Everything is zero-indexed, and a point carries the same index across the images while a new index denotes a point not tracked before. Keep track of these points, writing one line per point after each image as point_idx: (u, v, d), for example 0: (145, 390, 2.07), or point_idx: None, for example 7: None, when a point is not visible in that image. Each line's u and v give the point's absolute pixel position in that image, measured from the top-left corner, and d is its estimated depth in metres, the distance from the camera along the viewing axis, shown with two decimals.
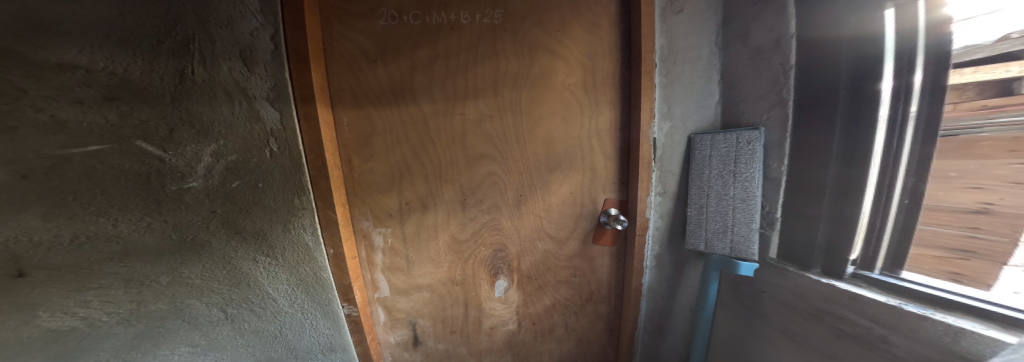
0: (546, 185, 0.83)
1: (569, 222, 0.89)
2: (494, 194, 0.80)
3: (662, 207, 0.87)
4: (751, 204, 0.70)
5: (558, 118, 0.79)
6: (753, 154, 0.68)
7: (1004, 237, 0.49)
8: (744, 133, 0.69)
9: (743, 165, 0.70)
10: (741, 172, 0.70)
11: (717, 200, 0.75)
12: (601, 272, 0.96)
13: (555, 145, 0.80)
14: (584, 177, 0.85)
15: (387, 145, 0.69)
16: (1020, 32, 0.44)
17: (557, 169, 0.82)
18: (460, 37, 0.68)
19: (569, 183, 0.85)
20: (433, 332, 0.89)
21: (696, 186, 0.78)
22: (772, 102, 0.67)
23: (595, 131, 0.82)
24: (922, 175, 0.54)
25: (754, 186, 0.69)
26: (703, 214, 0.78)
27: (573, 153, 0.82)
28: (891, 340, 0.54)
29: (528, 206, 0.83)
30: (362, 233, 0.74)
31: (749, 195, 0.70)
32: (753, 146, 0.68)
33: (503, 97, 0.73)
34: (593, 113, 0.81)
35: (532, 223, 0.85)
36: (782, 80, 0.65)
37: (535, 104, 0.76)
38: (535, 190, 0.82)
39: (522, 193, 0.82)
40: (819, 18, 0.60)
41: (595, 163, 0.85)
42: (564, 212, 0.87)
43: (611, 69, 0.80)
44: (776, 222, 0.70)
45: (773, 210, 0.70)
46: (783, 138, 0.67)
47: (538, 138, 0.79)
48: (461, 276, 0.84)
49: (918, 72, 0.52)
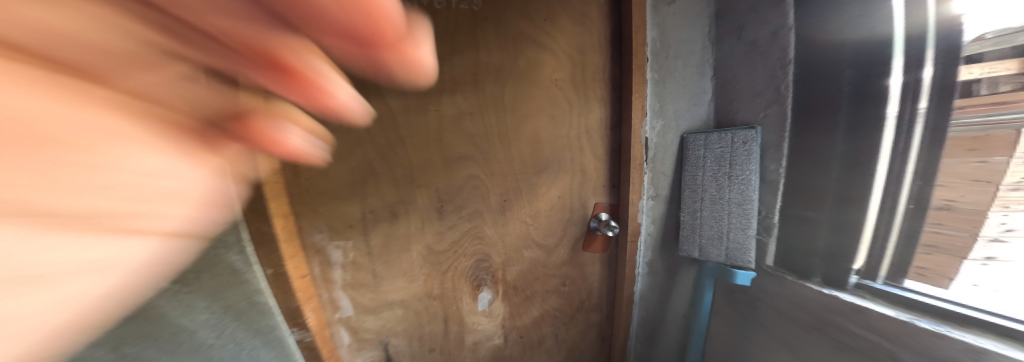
0: (532, 190, 0.77)
1: (558, 228, 0.83)
2: (477, 200, 0.73)
3: (654, 211, 0.82)
4: (748, 208, 0.65)
5: (541, 116, 0.73)
6: (750, 155, 0.63)
7: (964, 231, 0.45)
8: (738, 131, 0.64)
9: (738, 166, 0.64)
10: (735, 175, 0.65)
11: (711, 205, 0.69)
12: (593, 280, 0.91)
13: (543, 145, 0.75)
14: (572, 181, 0.79)
15: (344, 146, 0.62)
16: (995, 31, 0.40)
17: (541, 172, 0.76)
18: (436, 25, 0.61)
19: (555, 187, 0.79)
20: (409, 352, 0.80)
21: (688, 188, 0.73)
22: (772, 97, 0.61)
23: (585, 131, 0.77)
24: (931, 177, 0.47)
25: (751, 189, 0.64)
26: (696, 219, 0.73)
27: (561, 154, 0.77)
28: (901, 358, 0.49)
29: (513, 213, 0.77)
30: (316, 247, 0.65)
31: (745, 199, 0.65)
32: (748, 146, 0.63)
33: (484, 92, 0.67)
34: (580, 111, 0.76)
35: (519, 230, 0.79)
36: (780, 76, 0.60)
37: (521, 102, 0.70)
38: (519, 195, 0.76)
39: (506, 197, 0.75)
40: (821, 8, 0.54)
41: (585, 165, 0.80)
42: (552, 217, 0.81)
43: (600, 64, 0.75)
44: (773, 228, 0.64)
45: (771, 215, 0.64)
46: (782, 137, 0.60)
47: (524, 137, 0.73)
48: (439, 290, 0.77)
49: (926, 69, 0.45)
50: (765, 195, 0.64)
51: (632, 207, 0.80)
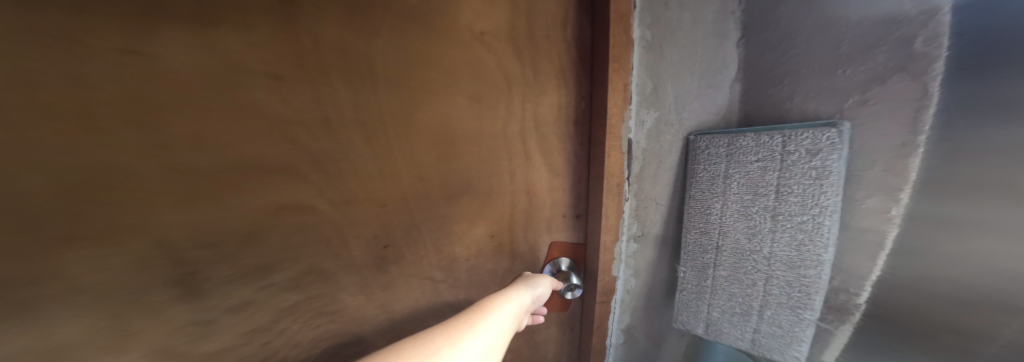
0: (438, 227, 0.41)
1: (491, 285, 0.50)
2: (315, 260, 0.32)
3: (639, 257, 0.51)
4: (813, 279, 0.35)
5: (443, 91, 0.37)
6: (826, 183, 0.32)
7: None
8: (797, 130, 0.33)
9: (797, 200, 0.34)
10: (791, 217, 0.35)
11: (735, 260, 0.41)
12: (548, 350, 0.60)
13: (459, 149, 0.40)
14: (511, 209, 0.47)
15: None
16: None
17: (455, 197, 0.42)
18: None
19: (481, 221, 0.46)
20: None
21: (695, 229, 0.43)
22: (892, 55, 0.29)
23: (532, 126, 0.46)
24: None
25: (827, 247, 0.33)
26: (711, 281, 0.44)
27: (493, 164, 0.43)
28: None
29: (404, 270, 0.40)
30: None
31: (808, 264, 0.35)
32: (818, 162, 0.32)
33: (303, 32, 0.28)
34: (523, 93, 0.44)
35: (420, 297, 0.43)
36: (905, 23, 0.28)
37: (393, 55, 0.33)
38: (416, 237, 0.40)
39: (383, 245, 0.37)
40: None
41: (533, 183, 0.48)
42: (477, 268, 0.48)
43: (560, 15, 0.44)
44: (848, 311, 0.36)
45: (850, 290, 0.35)
46: (911, 140, 0.29)
47: (424, 132, 0.36)
48: None
49: None
50: (838, 251, 0.34)
51: (604, 253, 0.49)
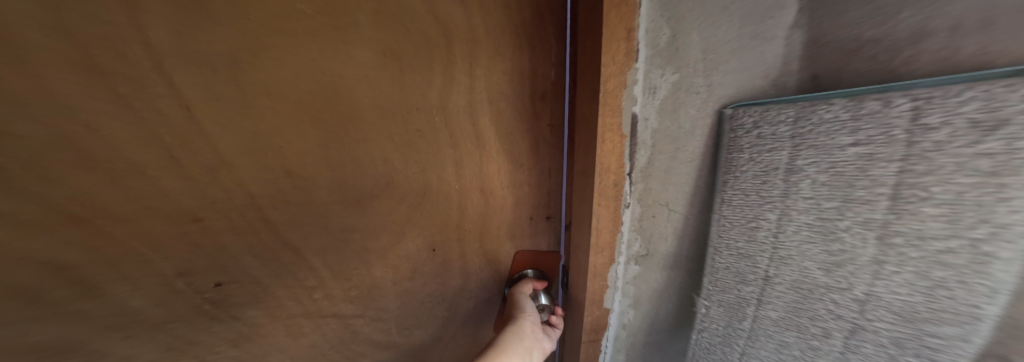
0: (331, 251, 0.25)
1: (446, 318, 0.34)
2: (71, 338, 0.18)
3: (643, 286, 0.35)
4: (952, 343, 0.18)
5: (309, 26, 0.21)
6: (1010, 182, 0.15)
7: None
8: (949, 86, 0.16)
9: (937, 211, 0.17)
10: (921, 242, 0.18)
11: (795, 299, 0.24)
12: None
13: (357, 125, 0.24)
14: (458, 214, 0.31)
15: None
16: None
17: (363, 203, 0.26)
18: None
19: (414, 233, 0.29)
20: None
21: (729, 250, 0.28)
22: None
23: (488, 93, 0.30)
24: None
25: (996, 295, 0.16)
26: (749, 322, 0.28)
27: (423, 146, 0.28)
28: None
29: (277, 318, 0.24)
30: None
31: (943, 319, 0.18)
32: (996, 141, 0.14)
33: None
34: (471, 54, 0.28)
35: (321, 348, 0.28)
36: None
37: None
38: (291, 268, 0.24)
39: (209, 282, 0.21)
40: None
41: (490, 178, 0.32)
42: (417, 297, 0.32)
43: None
44: None
45: None
46: None
47: (286, 99, 0.21)
48: None
49: None
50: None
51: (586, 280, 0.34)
